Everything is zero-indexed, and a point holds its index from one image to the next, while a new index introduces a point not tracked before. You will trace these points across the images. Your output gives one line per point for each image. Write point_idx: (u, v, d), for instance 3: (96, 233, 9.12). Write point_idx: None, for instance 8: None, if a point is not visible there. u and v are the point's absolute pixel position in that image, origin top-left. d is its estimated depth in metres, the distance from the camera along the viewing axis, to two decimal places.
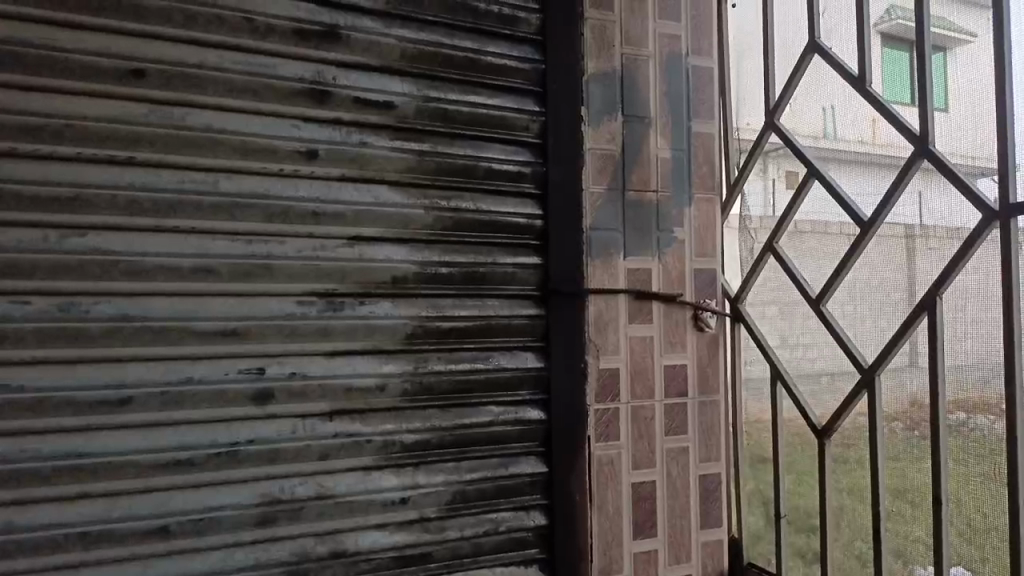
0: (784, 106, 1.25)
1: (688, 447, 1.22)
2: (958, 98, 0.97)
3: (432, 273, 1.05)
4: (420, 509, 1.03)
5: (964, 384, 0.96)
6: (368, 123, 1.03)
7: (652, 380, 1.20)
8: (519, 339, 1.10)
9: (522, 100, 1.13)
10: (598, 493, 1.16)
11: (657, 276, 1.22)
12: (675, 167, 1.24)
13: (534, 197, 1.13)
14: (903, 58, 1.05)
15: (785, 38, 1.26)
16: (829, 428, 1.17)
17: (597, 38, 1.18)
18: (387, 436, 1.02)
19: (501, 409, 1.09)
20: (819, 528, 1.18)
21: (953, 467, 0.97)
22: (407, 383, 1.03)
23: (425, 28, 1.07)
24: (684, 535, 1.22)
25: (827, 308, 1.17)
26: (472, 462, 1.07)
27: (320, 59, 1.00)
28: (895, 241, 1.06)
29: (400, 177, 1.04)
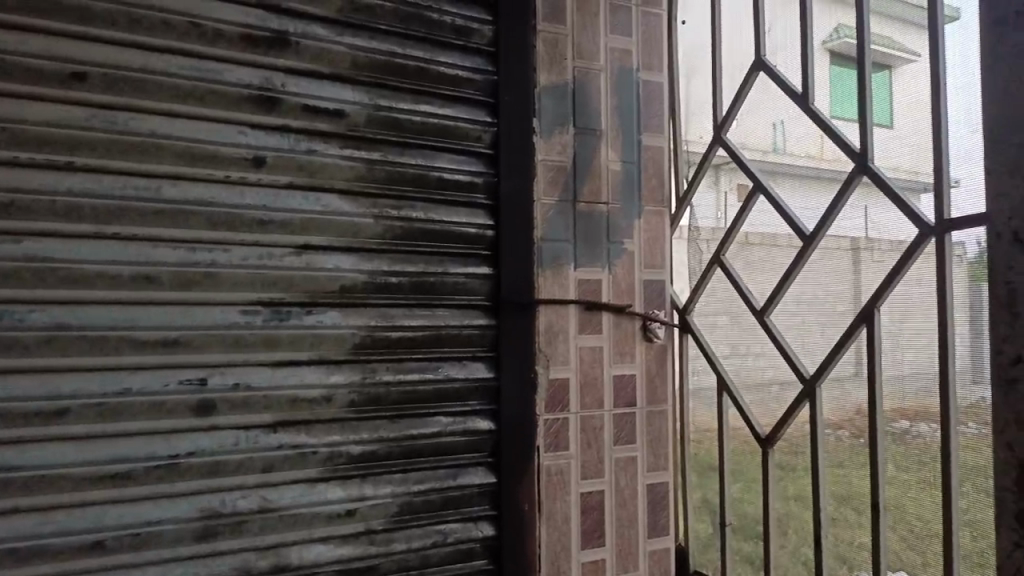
0: (732, 119, 1.28)
1: (637, 456, 1.22)
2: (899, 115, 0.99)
3: (381, 283, 1.05)
4: (367, 521, 1.02)
5: (903, 397, 0.99)
6: (317, 130, 1.02)
7: (602, 391, 1.20)
8: (468, 349, 1.10)
9: (474, 111, 1.14)
10: (547, 504, 1.15)
11: (607, 287, 1.22)
12: (625, 180, 1.25)
13: (484, 207, 1.13)
14: (850, 76, 1.08)
15: (732, 54, 1.29)
16: (771, 437, 1.19)
17: (549, 51, 1.18)
18: (334, 448, 1.00)
19: (450, 420, 1.08)
20: (763, 534, 1.20)
21: (891, 475, 1.00)
22: (355, 394, 1.02)
23: (377, 37, 1.07)
24: (632, 544, 1.22)
25: (771, 320, 1.20)
26: (420, 473, 1.06)
27: (270, 66, 0.99)
28: (840, 253, 1.08)
29: (349, 186, 1.04)
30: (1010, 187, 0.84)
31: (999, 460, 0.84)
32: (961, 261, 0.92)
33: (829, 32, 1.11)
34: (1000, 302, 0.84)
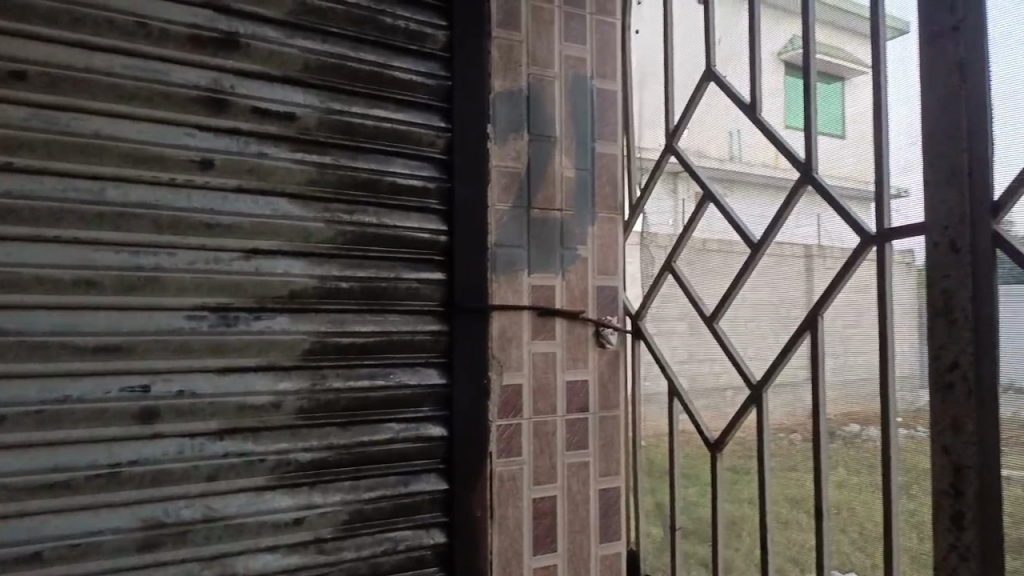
0: (684, 127, 1.30)
1: (589, 461, 1.23)
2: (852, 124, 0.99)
3: (331, 288, 1.03)
4: (316, 530, 1.01)
5: (843, 400, 1.00)
6: (267, 134, 1.01)
7: (555, 396, 1.20)
8: (420, 355, 1.10)
9: (428, 116, 1.13)
10: (499, 510, 1.15)
11: (560, 293, 1.22)
12: (579, 186, 1.25)
13: (438, 213, 1.13)
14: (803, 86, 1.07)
15: (683, 64, 1.30)
16: (720, 442, 1.21)
17: (503, 57, 1.19)
18: (282, 455, 0.99)
19: (401, 426, 1.07)
20: (713, 537, 1.22)
21: (834, 477, 1.01)
22: (304, 401, 1.01)
23: (328, 40, 1.06)
24: (584, 549, 1.23)
25: (719, 326, 1.21)
26: (370, 481, 1.05)
27: (218, 67, 0.98)
28: (795, 260, 1.07)
29: (299, 190, 1.02)
30: (947, 198, 0.86)
31: (936, 464, 0.87)
32: (908, 269, 0.91)
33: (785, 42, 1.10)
34: (938, 311, 0.87)
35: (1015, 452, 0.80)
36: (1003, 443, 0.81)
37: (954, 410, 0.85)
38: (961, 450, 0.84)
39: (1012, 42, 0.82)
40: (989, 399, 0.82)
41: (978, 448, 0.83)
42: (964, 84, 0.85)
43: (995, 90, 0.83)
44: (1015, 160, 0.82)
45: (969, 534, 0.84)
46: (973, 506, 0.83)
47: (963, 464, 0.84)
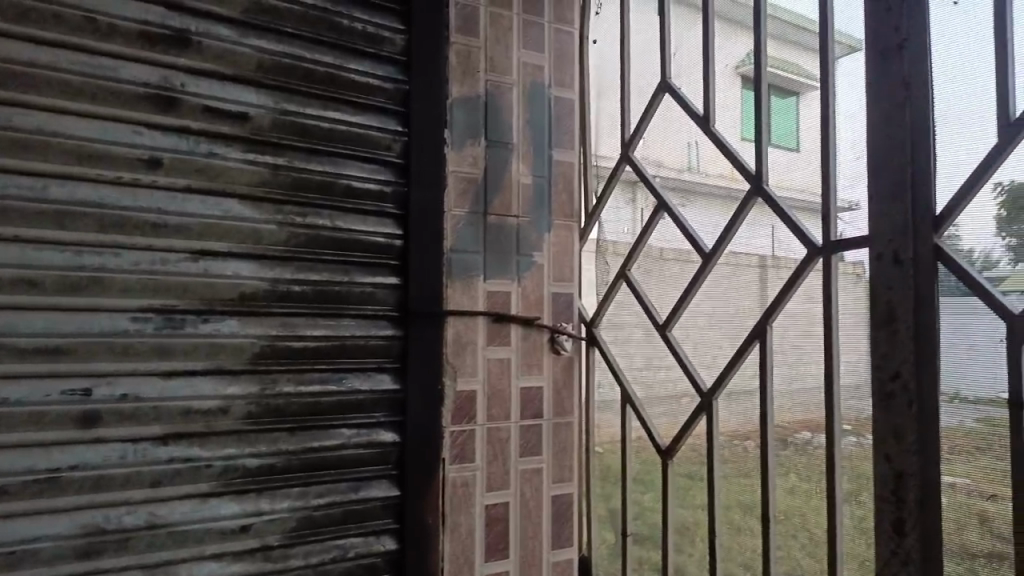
0: (640, 138, 1.31)
1: (542, 467, 1.23)
2: (806, 136, 1.00)
3: (282, 291, 1.02)
4: (263, 537, 0.99)
5: (788, 409, 1.01)
6: (219, 133, 0.99)
7: (509, 402, 1.20)
8: (373, 359, 1.09)
9: (384, 119, 1.13)
10: (452, 517, 1.14)
11: (516, 299, 1.22)
12: (536, 193, 1.26)
13: (393, 217, 1.12)
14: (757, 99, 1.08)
15: (640, 75, 1.32)
16: (671, 448, 1.22)
17: (462, 63, 1.18)
18: (229, 461, 0.97)
19: (353, 432, 1.06)
20: (663, 543, 1.23)
21: (780, 483, 1.02)
22: (253, 406, 0.99)
23: (284, 40, 1.05)
24: (536, 556, 1.22)
25: (672, 334, 1.23)
26: (320, 487, 1.04)
27: (169, 65, 0.96)
28: (750, 269, 1.08)
29: (251, 191, 1.01)
30: (891, 211, 0.88)
31: (878, 471, 0.89)
32: (855, 279, 0.93)
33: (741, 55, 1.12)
34: (881, 321, 0.89)
35: (956, 460, 0.83)
36: (942, 451, 0.84)
37: (896, 419, 0.87)
38: (903, 457, 0.86)
39: (952, 61, 0.85)
40: (928, 408, 0.85)
41: (919, 456, 0.85)
42: (909, 101, 0.88)
43: (938, 107, 0.85)
44: (956, 175, 0.84)
45: (909, 539, 0.86)
46: (913, 512, 0.85)
47: (904, 471, 0.86)
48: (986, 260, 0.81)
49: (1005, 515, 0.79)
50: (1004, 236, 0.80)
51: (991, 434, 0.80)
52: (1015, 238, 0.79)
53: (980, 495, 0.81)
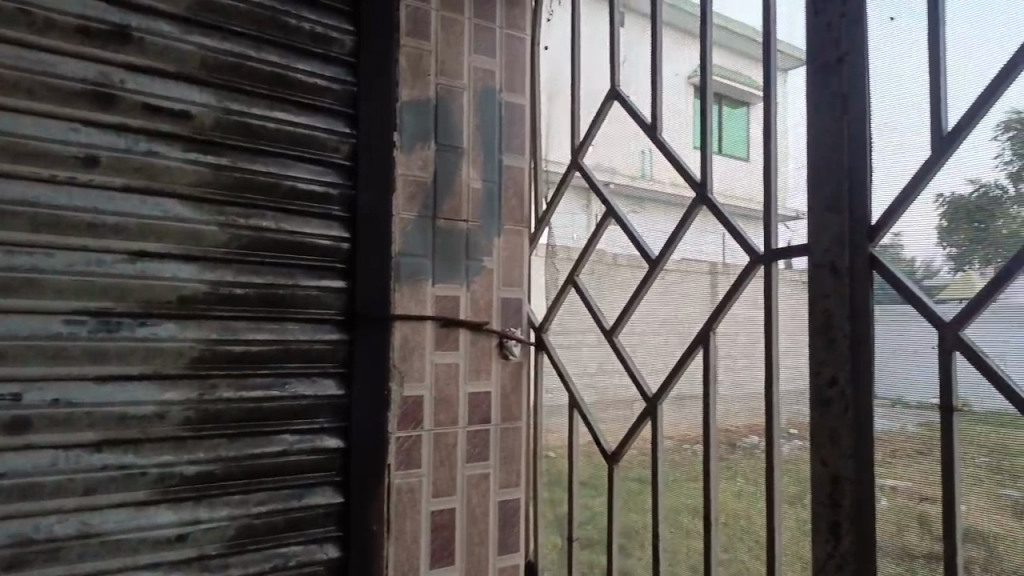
0: (589, 144, 1.32)
1: (489, 473, 1.23)
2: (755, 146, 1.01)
3: (224, 294, 1.00)
4: (201, 546, 0.97)
5: (730, 414, 1.03)
6: (159, 132, 0.97)
7: (456, 407, 1.20)
8: (318, 365, 1.07)
9: (332, 121, 1.11)
10: (397, 523, 1.13)
11: (464, 304, 1.22)
12: (485, 198, 1.25)
13: (341, 220, 1.11)
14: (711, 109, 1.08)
15: (590, 82, 1.33)
16: (617, 453, 1.23)
17: (412, 66, 1.18)
18: (166, 468, 0.95)
19: (296, 438, 1.05)
20: (608, 546, 1.24)
21: (723, 487, 1.04)
22: (191, 411, 0.97)
23: (228, 38, 1.03)
24: (482, 562, 1.22)
25: (619, 340, 1.24)
26: (261, 494, 1.02)
27: (108, 60, 0.94)
28: (700, 276, 1.09)
29: (192, 191, 0.99)
30: (829, 222, 0.91)
31: (816, 475, 0.90)
32: (794, 286, 0.95)
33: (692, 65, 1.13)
34: (819, 328, 0.90)
35: (897, 464, 0.84)
36: (878, 456, 0.85)
37: (832, 423, 0.89)
38: (839, 461, 0.88)
39: (888, 76, 0.87)
40: (863, 414, 0.87)
41: (855, 460, 0.87)
42: (846, 113, 0.90)
43: (875, 119, 0.88)
44: (892, 186, 0.86)
45: (845, 542, 0.88)
46: (848, 515, 0.87)
47: (840, 475, 0.88)
48: (927, 270, 0.82)
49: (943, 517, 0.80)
50: (944, 246, 0.81)
51: (930, 439, 0.81)
52: (954, 248, 0.80)
53: (917, 497, 0.82)
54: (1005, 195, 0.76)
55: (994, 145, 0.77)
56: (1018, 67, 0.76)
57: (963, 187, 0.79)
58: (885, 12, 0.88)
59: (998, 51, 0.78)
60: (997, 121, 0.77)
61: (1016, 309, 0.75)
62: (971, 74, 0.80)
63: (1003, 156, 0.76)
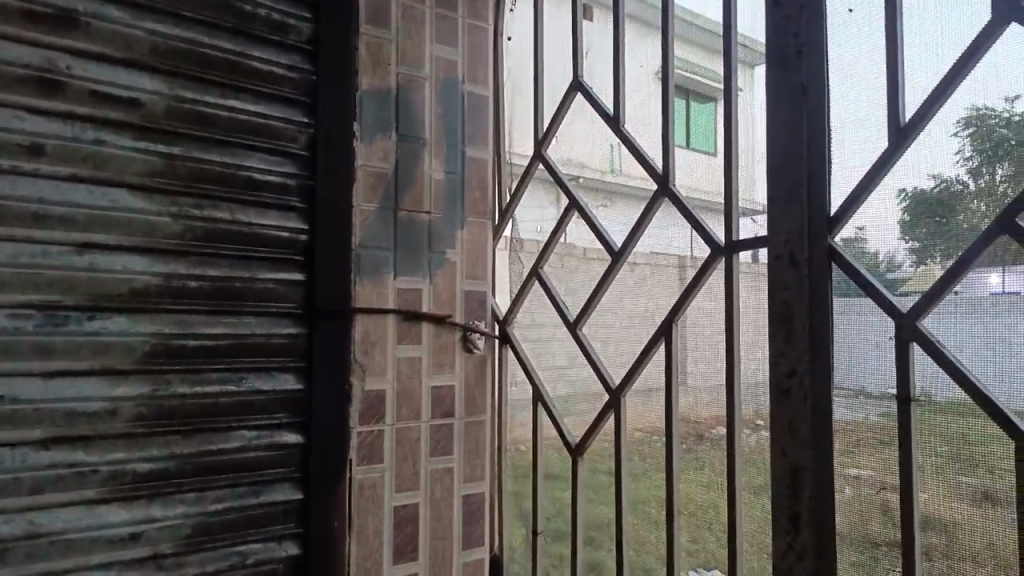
0: (553, 137, 1.32)
1: (453, 467, 1.21)
2: (719, 138, 1.01)
3: (176, 287, 0.98)
4: (154, 545, 0.94)
5: (693, 405, 1.03)
6: (108, 120, 0.94)
7: (419, 401, 1.18)
8: (277, 359, 1.05)
9: (289, 110, 1.09)
10: (359, 520, 1.11)
11: (427, 298, 1.20)
12: (448, 189, 1.24)
13: (299, 211, 1.09)
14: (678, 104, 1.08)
15: (553, 75, 1.33)
16: (581, 446, 1.24)
17: (372, 55, 1.16)
18: (118, 466, 0.92)
19: (254, 434, 1.02)
20: (572, 537, 1.24)
21: (684, 479, 1.04)
22: (143, 407, 0.94)
23: (181, 24, 1.00)
24: (446, 557, 1.21)
25: (583, 332, 1.24)
26: (217, 492, 0.99)
27: (54, 45, 0.91)
28: (669, 269, 1.07)
29: (143, 181, 0.96)
30: (789, 212, 0.91)
31: (776, 465, 0.91)
32: (753, 278, 0.95)
33: (650, 57, 1.13)
34: (778, 319, 0.91)
35: (864, 453, 0.83)
36: (837, 446, 0.86)
37: (792, 414, 0.89)
38: (798, 451, 0.88)
39: (849, 67, 0.87)
40: (822, 403, 0.87)
41: (814, 451, 0.88)
42: (805, 104, 0.90)
43: (834, 111, 0.88)
44: (850, 177, 0.86)
45: (804, 534, 0.88)
46: (808, 505, 0.88)
47: (800, 465, 0.88)
48: (891, 263, 0.82)
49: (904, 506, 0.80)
50: (906, 239, 0.81)
51: (896, 430, 0.81)
52: (917, 242, 0.80)
53: (877, 486, 0.82)
54: (965, 189, 0.76)
55: (954, 142, 0.77)
56: (974, 60, 0.76)
57: (925, 181, 0.80)
58: (844, 4, 0.88)
59: (954, 44, 0.78)
60: (958, 117, 0.77)
61: (973, 301, 0.75)
62: (928, 66, 0.80)
63: (964, 152, 0.76)
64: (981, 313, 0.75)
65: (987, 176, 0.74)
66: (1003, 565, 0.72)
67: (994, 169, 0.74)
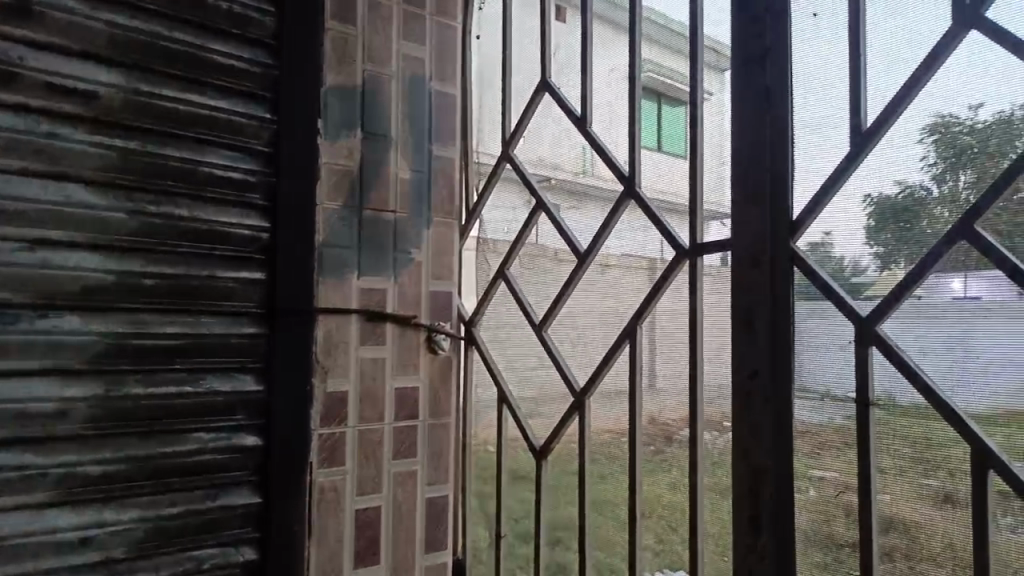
0: (520, 137, 1.32)
1: (416, 469, 1.20)
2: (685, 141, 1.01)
3: (132, 285, 0.95)
4: (106, 550, 0.92)
5: (658, 407, 1.03)
6: (62, 113, 0.91)
7: (383, 403, 1.17)
8: (236, 359, 1.03)
9: (251, 106, 1.07)
10: (319, 523, 1.09)
11: (392, 298, 1.19)
12: (414, 188, 1.23)
13: (261, 209, 1.07)
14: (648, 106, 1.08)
15: (521, 74, 1.32)
16: (545, 448, 1.23)
17: (337, 51, 1.14)
18: (68, 469, 0.89)
19: (211, 436, 1.00)
20: (536, 538, 1.24)
21: (647, 480, 1.04)
22: (96, 409, 0.92)
23: (139, 16, 0.98)
24: (409, 560, 1.19)
25: (548, 334, 1.24)
26: (173, 495, 0.97)
27: (5, 35, 0.88)
28: (639, 271, 1.06)
29: (98, 176, 0.93)
30: (754, 216, 0.91)
31: (738, 468, 0.91)
32: (718, 281, 0.95)
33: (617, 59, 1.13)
34: (741, 321, 0.91)
35: (825, 455, 0.84)
36: (798, 450, 0.86)
37: (755, 417, 0.89)
38: (760, 455, 0.89)
39: (812, 72, 0.88)
40: (784, 407, 0.87)
41: (775, 454, 0.88)
42: (769, 109, 0.91)
43: (798, 116, 0.88)
44: (814, 181, 0.86)
45: (765, 536, 0.88)
46: (768, 508, 0.88)
47: (761, 468, 0.89)
48: (856, 267, 0.82)
49: (864, 509, 0.81)
50: (871, 245, 0.81)
51: (856, 433, 0.81)
52: (882, 247, 0.80)
53: (839, 488, 0.83)
54: (929, 196, 0.76)
55: (919, 149, 0.78)
56: (933, 68, 0.77)
57: (890, 187, 0.80)
58: (809, 9, 0.89)
59: (914, 51, 0.79)
60: (922, 125, 0.77)
61: (936, 306, 0.75)
62: (892, 72, 0.80)
63: (928, 159, 0.76)
64: (943, 319, 0.75)
65: (951, 183, 0.75)
66: (961, 567, 0.73)
67: (957, 176, 0.74)
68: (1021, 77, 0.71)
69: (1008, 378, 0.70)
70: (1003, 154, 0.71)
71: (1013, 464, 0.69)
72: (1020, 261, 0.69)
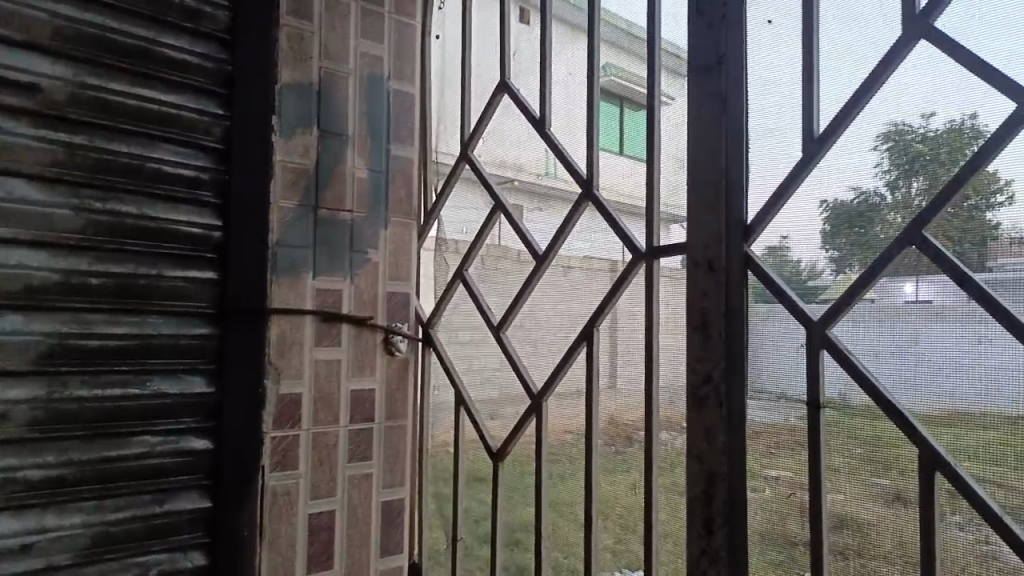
0: (480, 137, 1.31)
1: (372, 473, 1.18)
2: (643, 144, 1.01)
3: (77, 284, 0.92)
4: (48, 557, 0.89)
5: (615, 408, 1.03)
6: (5, 105, 0.88)
7: (338, 406, 1.15)
8: (185, 360, 1.01)
9: (203, 101, 1.05)
10: (271, 528, 1.06)
11: (349, 298, 1.17)
12: (372, 188, 1.21)
13: (212, 207, 1.05)
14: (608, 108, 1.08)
15: (480, 74, 1.32)
16: (502, 450, 1.23)
17: (294, 48, 1.12)
18: (8, 473, 0.86)
19: (159, 439, 0.98)
20: (493, 540, 1.24)
21: (604, 481, 1.04)
22: (39, 411, 0.89)
23: (87, 7, 0.95)
24: (363, 565, 1.17)
25: (506, 336, 1.23)
26: (118, 500, 0.94)
27: None
28: (599, 273, 1.06)
29: (42, 171, 0.90)
30: (707, 220, 0.92)
31: (692, 470, 0.91)
32: (674, 284, 0.95)
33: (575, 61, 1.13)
34: (695, 324, 0.92)
35: (776, 456, 0.85)
36: (752, 452, 0.87)
37: (711, 420, 0.90)
38: (713, 457, 0.89)
39: (767, 78, 0.89)
40: (736, 410, 0.88)
41: (729, 456, 0.88)
42: (725, 113, 0.91)
43: (752, 121, 0.89)
44: (765, 186, 0.88)
45: (718, 537, 0.89)
46: (722, 509, 0.89)
47: (715, 471, 0.89)
48: (812, 271, 0.83)
49: (817, 510, 0.82)
50: (827, 249, 0.82)
51: (806, 435, 0.83)
52: (836, 251, 0.81)
53: (791, 490, 0.84)
54: (882, 202, 0.77)
55: (873, 155, 0.79)
56: (884, 76, 0.78)
57: (845, 193, 0.81)
58: (763, 15, 0.90)
59: (866, 59, 0.80)
60: (877, 132, 0.78)
61: (889, 309, 0.76)
62: (845, 79, 0.82)
63: (881, 166, 0.78)
64: (893, 321, 0.76)
65: (903, 189, 0.76)
66: (911, 564, 0.74)
67: (910, 183, 0.75)
68: (969, 86, 0.72)
69: (958, 381, 0.71)
70: (953, 162, 0.72)
71: (958, 465, 0.71)
72: (967, 267, 0.71)
